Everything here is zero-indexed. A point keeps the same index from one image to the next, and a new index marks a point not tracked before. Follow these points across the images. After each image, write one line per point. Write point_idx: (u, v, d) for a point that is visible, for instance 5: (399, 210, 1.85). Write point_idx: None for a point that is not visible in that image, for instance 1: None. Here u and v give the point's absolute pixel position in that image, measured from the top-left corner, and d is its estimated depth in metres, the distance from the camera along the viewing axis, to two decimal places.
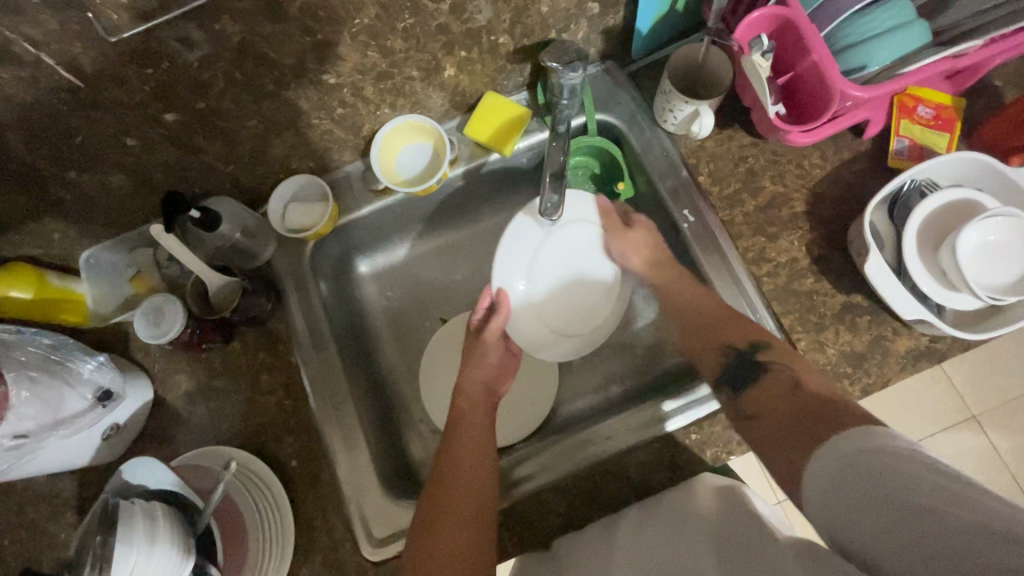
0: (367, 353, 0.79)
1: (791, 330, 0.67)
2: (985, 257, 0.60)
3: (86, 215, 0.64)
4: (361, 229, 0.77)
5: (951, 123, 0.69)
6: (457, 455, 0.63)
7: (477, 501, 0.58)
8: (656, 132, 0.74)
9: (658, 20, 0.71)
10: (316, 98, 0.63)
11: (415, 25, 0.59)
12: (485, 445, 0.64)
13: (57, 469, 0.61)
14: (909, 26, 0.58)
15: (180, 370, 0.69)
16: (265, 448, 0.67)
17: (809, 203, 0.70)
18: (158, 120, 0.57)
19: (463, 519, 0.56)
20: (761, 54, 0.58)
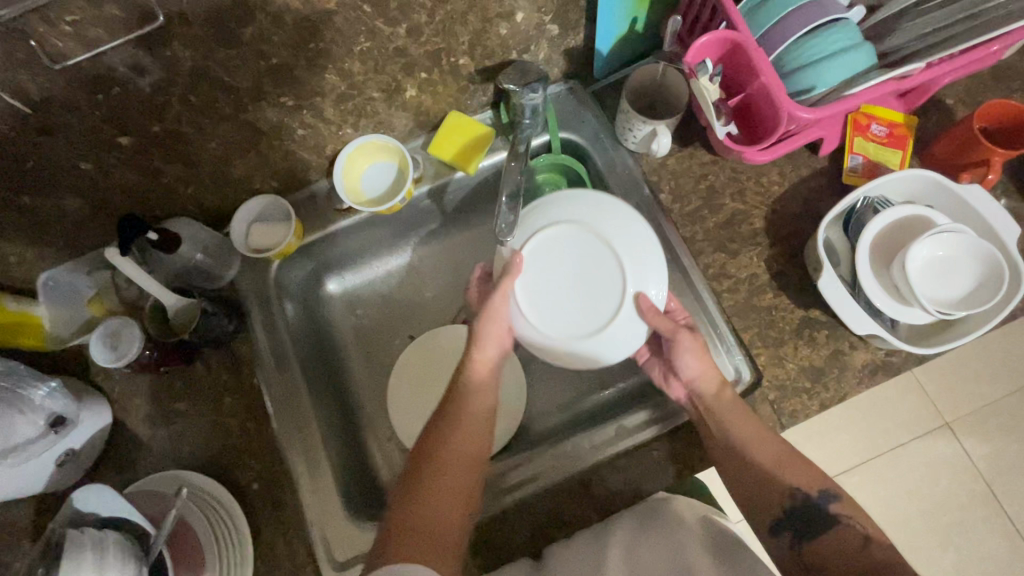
0: (334, 373, 0.78)
1: (752, 347, 0.67)
2: (935, 273, 0.61)
3: (43, 239, 0.63)
4: (327, 247, 0.77)
5: (902, 140, 0.71)
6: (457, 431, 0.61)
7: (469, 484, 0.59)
8: (619, 150, 0.75)
9: (618, 41, 0.72)
10: (276, 120, 0.63)
11: (373, 48, 0.60)
12: (475, 430, 0.62)
13: (9, 497, 0.59)
14: (853, 49, 0.59)
15: (140, 394, 0.68)
16: (227, 471, 0.66)
17: (768, 219, 0.72)
18: (113, 144, 0.56)
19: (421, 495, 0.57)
20: (708, 77, 0.61)
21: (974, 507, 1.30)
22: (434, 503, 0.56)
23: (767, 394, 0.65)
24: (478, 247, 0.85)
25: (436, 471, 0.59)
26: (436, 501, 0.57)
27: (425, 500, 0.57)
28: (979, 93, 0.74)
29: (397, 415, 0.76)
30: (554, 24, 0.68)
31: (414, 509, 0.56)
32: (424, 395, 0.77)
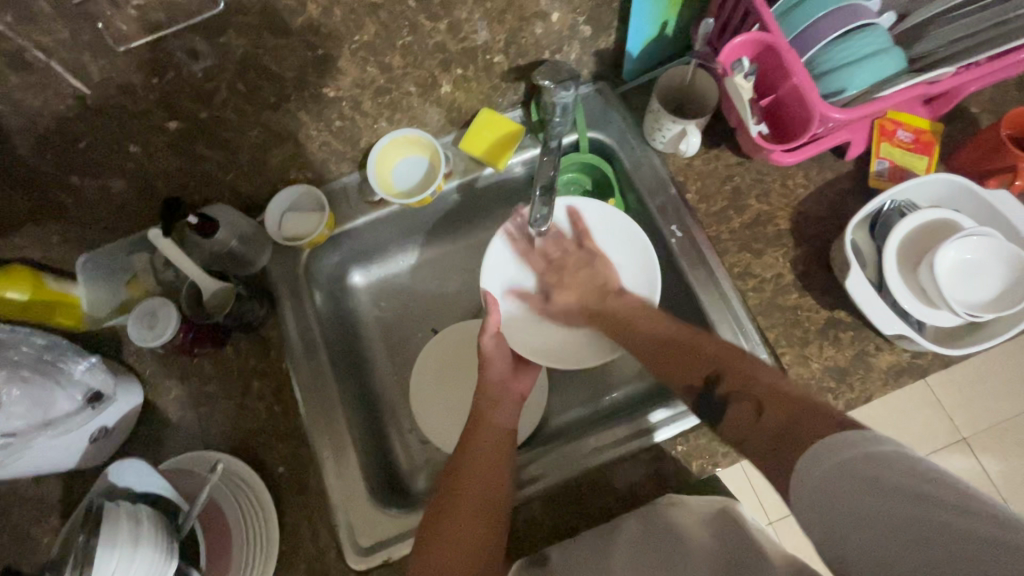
0: (358, 362, 0.79)
1: (776, 345, 0.68)
2: (962, 275, 0.61)
3: (88, 220, 0.65)
4: (356, 240, 0.79)
5: (928, 147, 0.72)
6: (466, 486, 0.59)
7: (487, 537, 0.56)
8: (647, 151, 0.77)
9: (648, 45, 0.74)
10: (316, 110, 0.65)
11: (412, 42, 0.62)
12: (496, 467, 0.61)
13: (43, 470, 0.60)
14: (884, 53, 0.60)
15: (171, 375, 0.69)
16: (254, 454, 0.67)
17: (793, 221, 0.72)
18: (161, 128, 0.58)
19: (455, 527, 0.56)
20: (742, 76, 0.62)
21: None
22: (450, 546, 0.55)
23: None
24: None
25: (444, 527, 0.56)
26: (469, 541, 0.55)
27: (442, 553, 0.54)
28: (1005, 103, 0.75)
29: (420, 405, 0.77)
30: (587, 26, 0.70)
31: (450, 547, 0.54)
32: (449, 388, 0.78)
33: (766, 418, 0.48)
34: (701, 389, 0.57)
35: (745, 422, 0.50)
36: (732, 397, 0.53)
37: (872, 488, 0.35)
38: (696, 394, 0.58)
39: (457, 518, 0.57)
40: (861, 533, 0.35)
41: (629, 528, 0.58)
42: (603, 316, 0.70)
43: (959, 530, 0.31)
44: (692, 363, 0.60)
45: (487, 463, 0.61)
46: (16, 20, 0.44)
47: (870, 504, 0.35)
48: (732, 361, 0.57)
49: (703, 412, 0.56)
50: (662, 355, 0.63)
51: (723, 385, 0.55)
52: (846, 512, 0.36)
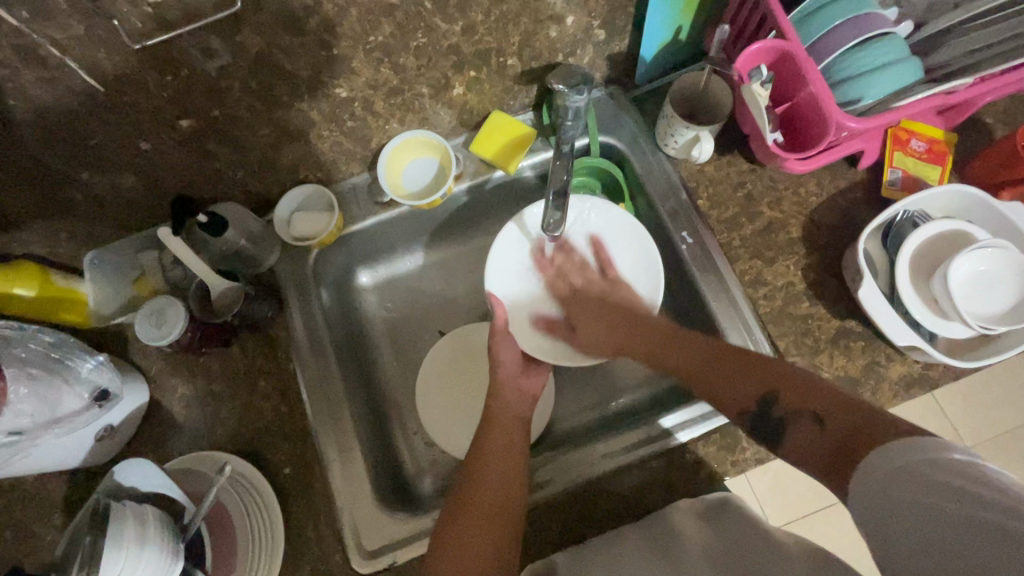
0: (364, 363, 0.79)
1: (787, 354, 0.67)
2: (976, 287, 0.61)
3: (97, 216, 0.65)
4: (365, 240, 0.78)
5: (942, 156, 0.71)
6: (476, 492, 0.59)
7: (497, 541, 0.55)
8: (658, 156, 0.76)
9: (661, 49, 0.74)
10: (328, 110, 0.65)
11: (427, 44, 0.61)
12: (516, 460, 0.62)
13: (49, 468, 0.60)
14: (901, 63, 0.60)
15: (178, 374, 0.69)
16: (259, 455, 0.66)
17: (805, 229, 0.72)
18: (173, 126, 0.58)
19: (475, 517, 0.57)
20: (760, 83, 0.62)
21: None
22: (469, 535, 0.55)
23: None
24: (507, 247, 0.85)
25: (463, 520, 0.57)
26: (487, 533, 0.56)
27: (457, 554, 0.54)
28: (1020, 113, 0.75)
29: (426, 408, 0.76)
30: (602, 30, 0.70)
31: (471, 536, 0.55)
32: (455, 391, 0.77)
33: (830, 431, 0.47)
34: (756, 409, 0.54)
35: (810, 436, 0.48)
36: (791, 415, 0.51)
37: (931, 491, 0.36)
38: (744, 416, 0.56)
39: (467, 521, 0.56)
40: (920, 535, 0.35)
41: (636, 535, 0.57)
42: (636, 325, 0.68)
43: (1018, 535, 0.32)
44: (752, 384, 0.56)
45: (498, 461, 0.62)
46: (32, 15, 0.43)
47: (923, 510, 0.35)
48: (782, 377, 0.54)
49: (761, 438, 0.53)
50: (704, 377, 0.60)
51: (778, 405, 0.53)
52: (905, 514, 0.36)
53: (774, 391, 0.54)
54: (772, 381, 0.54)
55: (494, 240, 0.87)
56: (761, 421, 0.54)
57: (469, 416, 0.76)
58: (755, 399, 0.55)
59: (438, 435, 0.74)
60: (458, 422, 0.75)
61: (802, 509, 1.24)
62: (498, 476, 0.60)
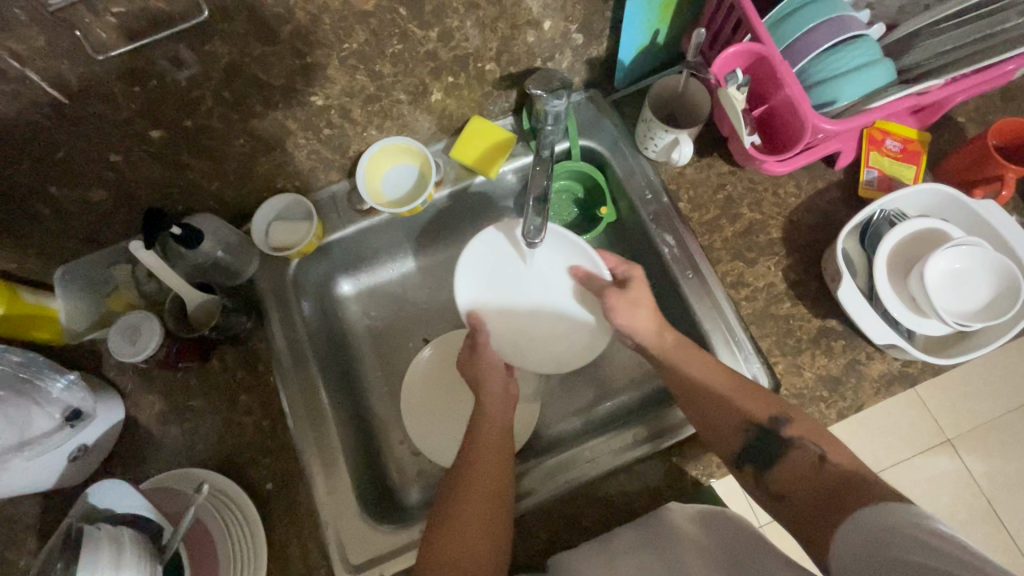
0: (348, 374, 0.78)
1: (769, 354, 0.68)
2: (952, 285, 0.62)
3: (66, 231, 0.63)
4: (345, 249, 0.78)
5: (916, 156, 0.73)
6: (468, 485, 0.59)
7: (497, 514, 0.58)
8: (639, 159, 0.77)
9: (639, 53, 0.74)
10: (304, 119, 0.64)
11: (403, 51, 0.61)
12: (505, 444, 0.64)
13: (20, 492, 0.58)
14: (873, 65, 0.61)
15: (155, 390, 0.68)
16: (241, 471, 0.65)
17: (785, 229, 0.73)
18: (143, 137, 0.57)
19: (478, 500, 0.58)
20: (737, 87, 0.62)
21: (977, 521, 1.33)
22: (469, 515, 0.57)
23: None
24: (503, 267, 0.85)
25: (459, 503, 0.58)
26: (487, 518, 0.57)
27: (455, 537, 0.55)
28: (990, 112, 0.76)
29: (410, 419, 0.75)
30: (579, 34, 0.70)
31: (472, 518, 0.56)
32: (443, 399, 0.77)
33: (828, 470, 0.52)
34: (765, 424, 0.58)
35: (808, 468, 0.54)
36: (797, 441, 0.56)
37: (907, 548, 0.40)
38: (747, 429, 0.58)
39: (466, 502, 0.58)
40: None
41: (627, 536, 0.57)
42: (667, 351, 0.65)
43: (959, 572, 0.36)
44: (766, 401, 0.59)
45: (490, 444, 0.64)
46: None
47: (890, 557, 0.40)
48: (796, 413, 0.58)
49: (755, 456, 0.57)
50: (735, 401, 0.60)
51: (790, 427, 0.57)
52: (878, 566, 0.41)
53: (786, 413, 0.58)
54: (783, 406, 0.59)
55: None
56: (759, 441, 0.57)
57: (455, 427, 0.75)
58: (767, 415, 0.58)
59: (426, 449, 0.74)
60: (443, 431, 0.75)
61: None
62: (496, 462, 0.62)
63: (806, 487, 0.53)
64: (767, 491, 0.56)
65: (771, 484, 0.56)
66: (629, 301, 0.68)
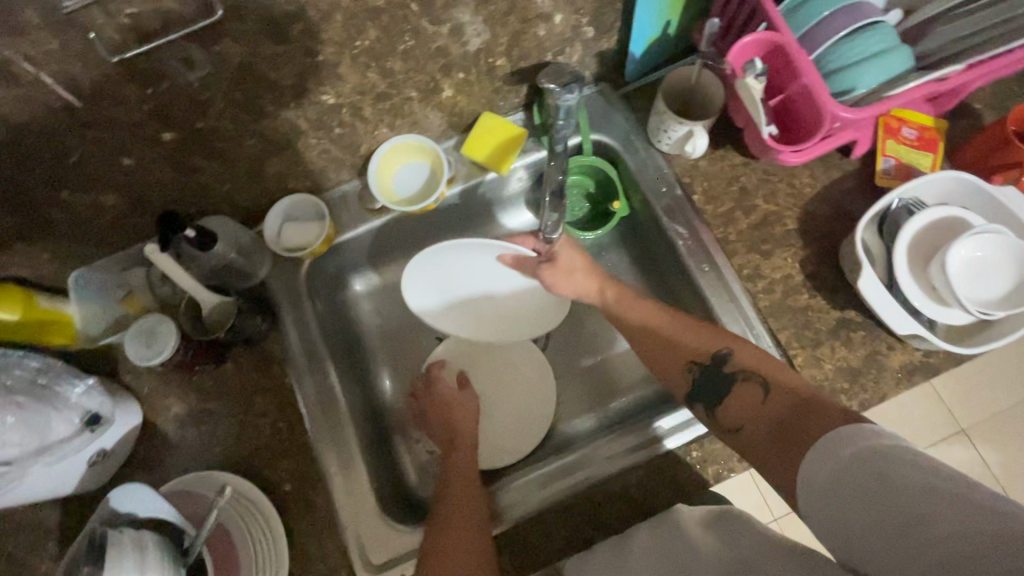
0: (362, 374, 0.78)
1: (787, 346, 0.67)
2: (974, 273, 0.61)
3: (79, 235, 0.63)
4: (357, 248, 0.77)
5: (933, 143, 0.72)
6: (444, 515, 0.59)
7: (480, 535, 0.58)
8: (651, 152, 0.76)
9: (650, 45, 0.73)
10: (315, 118, 0.64)
11: (414, 47, 0.60)
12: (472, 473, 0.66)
13: (43, 496, 0.59)
14: (891, 51, 0.60)
15: (172, 392, 0.67)
16: (259, 472, 0.65)
17: (801, 220, 0.72)
18: (155, 139, 0.56)
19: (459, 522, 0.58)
20: (755, 77, 0.61)
21: None
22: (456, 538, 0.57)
23: None
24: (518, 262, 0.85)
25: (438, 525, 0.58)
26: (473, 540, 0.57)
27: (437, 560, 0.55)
28: (1008, 98, 0.75)
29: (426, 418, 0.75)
30: (590, 27, 0.69)
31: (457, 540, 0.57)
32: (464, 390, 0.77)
33: (774, 400, 0.56)
34: (710, 361, 0.62)
35: (754, 401, 0.58)
36: (743, 374, 0.60)
37: (880, 477, 0.41)
38: (690, 368, 0.63)
39: (445, 525, 0.58)
40: (860, 517, 0.42)
41: (645, 531, 0.56)
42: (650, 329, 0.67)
43: (944, 492, 0.38)
44: (712, 337, 0.63)
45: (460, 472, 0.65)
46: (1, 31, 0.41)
47: (869, 486, 0.42)
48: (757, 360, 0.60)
49: (702, 395, 0.61)
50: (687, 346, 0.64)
51: (732, 363, 0.61)
52: (852, 497, 0.43)
53: (725, 349, 0.62)
54: (729, 338, 0.62)
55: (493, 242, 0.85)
56: (706, 378, 0.62)
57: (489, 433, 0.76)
58: (709, 351, 0.62)
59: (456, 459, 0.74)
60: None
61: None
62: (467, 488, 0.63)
63: (753, 412, 0.57)
64: (718, 426, 0.59)
65: (721, 421, 0.59)
66: (564, 269, 0.73)
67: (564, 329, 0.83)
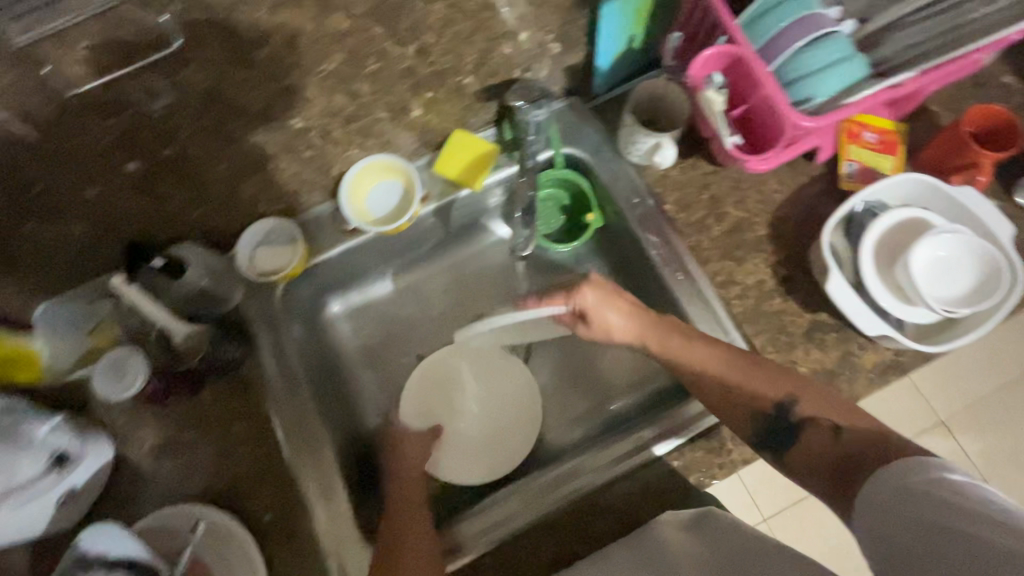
0: (342, 396, 0.77)
1: (763, 351, 0.68)
2: (937, 272, 0.63)
3: (44, 268, 0.62)
4: (333, 270, 0.77)
5: (894, 147, 0.73)
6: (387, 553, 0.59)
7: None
8: (623, 164, 0.77)
9: (617, 58, 0.74)
10: (285, 141, 0.63)
11: (381, 69, 0.60)
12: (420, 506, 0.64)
13: (9, 541, 0.56)
14: (847, 60, 0.62)
15: (146, 425, 0.66)
16: (238, 503, 0.64)
17: (771, 226, 0.73)
18: (120, 169, 0.56)
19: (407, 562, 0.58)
20: (715, 90, 0.64)
21: None
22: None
23: None
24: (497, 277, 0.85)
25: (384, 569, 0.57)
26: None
27: None
28: (963, 100, 0.77)
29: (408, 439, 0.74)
30: (556, 43, 0.70)
31: None
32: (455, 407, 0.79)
33: (846, 439, 0.54)
34: (773, 411, 0.59)
35: (825, 442, 0.55)
36: (809, 420, 0.57)
37: (939, 508, 0.42)
38: (757, 418, 0.60)
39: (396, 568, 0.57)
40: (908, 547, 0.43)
41: (621, 553, 0.56)
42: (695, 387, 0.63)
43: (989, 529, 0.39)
44: (770, 382, 0.60)
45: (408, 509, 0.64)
46: None
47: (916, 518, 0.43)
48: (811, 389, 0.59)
49: (768, 439, 0.59)
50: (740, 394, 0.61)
51: (800, 408, 0.58)
52: (906, 531, 0.43)
53: (793, 394, 0.59)
54: (792, 385, 0.60)
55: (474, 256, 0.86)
56: (772, 426, 0.59)
57: (501, 438, 0.77)
58: (772, 402, 0.59)
59: (489, 471, 0.75)
60: (462, 445, 0.76)
61: (789, 497, 1.28)
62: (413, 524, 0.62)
63: (826, 455, 0.55)
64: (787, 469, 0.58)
65: (791, 464, 0.57)
66: (603, 319, 0.70)
67: (544, 343, 0.83)
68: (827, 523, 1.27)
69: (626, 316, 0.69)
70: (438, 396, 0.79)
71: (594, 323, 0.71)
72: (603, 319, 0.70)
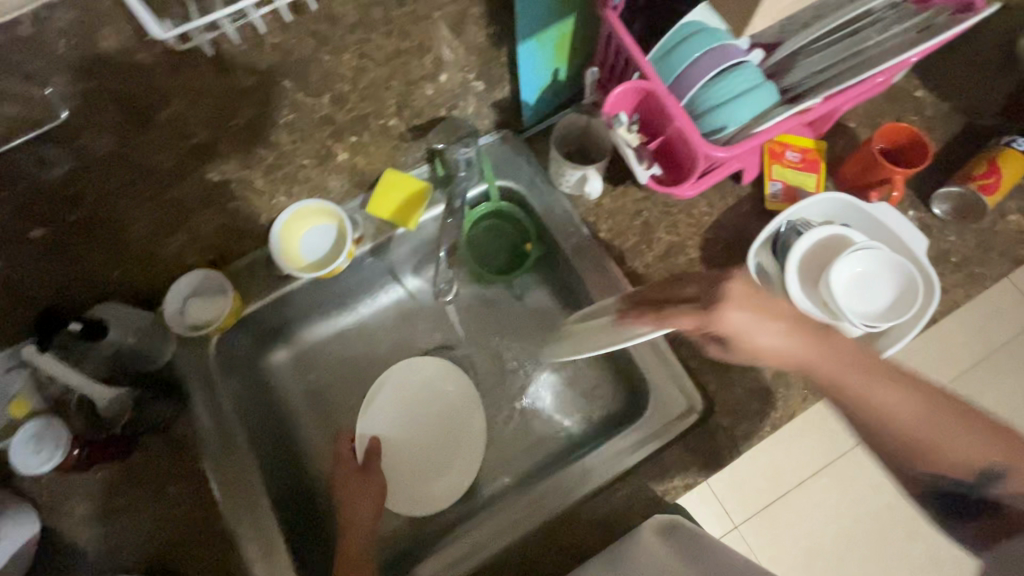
0: (286, 443, 0.76)
1: (701, 375, 0.69)
2: (858, 288, 0.64)
3: None
4: (269, 316, 0.75)
5: (815, 164, 0.76)
6: None
7: None
8: (556, 194, 0.77)
9: (542, 91, 0.75)
10: (204, 195, 0.62)
11: (296, 119, 0.60)
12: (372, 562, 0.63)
13: None
14: (756, 89, 0.63)
15: (75, 494, 0.63)
16: (176, 568, 0.62)
17: (703, 248, 0.75)
18: (22, 238, 0.54)
19: None
20: (625, 129, 0.64)
21: None
22: None
23: (721, 421, 0.67)
24: (427, 320, 0.85)
25: None
26: None
27: None
28: (879, 115, 0.80)
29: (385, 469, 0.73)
30: (479, 81, 0.70)
31: None
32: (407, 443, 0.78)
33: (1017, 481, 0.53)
34: (976, 479, 0.54)
35: None
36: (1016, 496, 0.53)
37: None
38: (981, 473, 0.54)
39: None
40: None
41: (594, 563, 0.59)
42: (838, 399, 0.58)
43: None
44: (971, 447, 0.55)
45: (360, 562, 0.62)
46: None
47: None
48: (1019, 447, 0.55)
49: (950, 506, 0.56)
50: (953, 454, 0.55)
51: (1005, 484, 0.54)
52: None
53: (999, 469, 0.54)
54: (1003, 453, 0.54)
55: (406, 300, 0.85)
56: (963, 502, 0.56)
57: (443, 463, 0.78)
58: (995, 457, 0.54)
59: (458, 484, 0.76)
60: (408, 475, 0.77)
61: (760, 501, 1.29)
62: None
63: None
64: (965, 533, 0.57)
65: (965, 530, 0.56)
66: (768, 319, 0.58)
67: (492, 376, 0.83)
68: (801, 526, 1.28)
69: (793, 349, 0.59)
70: (387, 425, 0.78)
71: (734, 351, 0.62)
72: (757, 343, 0.59)
